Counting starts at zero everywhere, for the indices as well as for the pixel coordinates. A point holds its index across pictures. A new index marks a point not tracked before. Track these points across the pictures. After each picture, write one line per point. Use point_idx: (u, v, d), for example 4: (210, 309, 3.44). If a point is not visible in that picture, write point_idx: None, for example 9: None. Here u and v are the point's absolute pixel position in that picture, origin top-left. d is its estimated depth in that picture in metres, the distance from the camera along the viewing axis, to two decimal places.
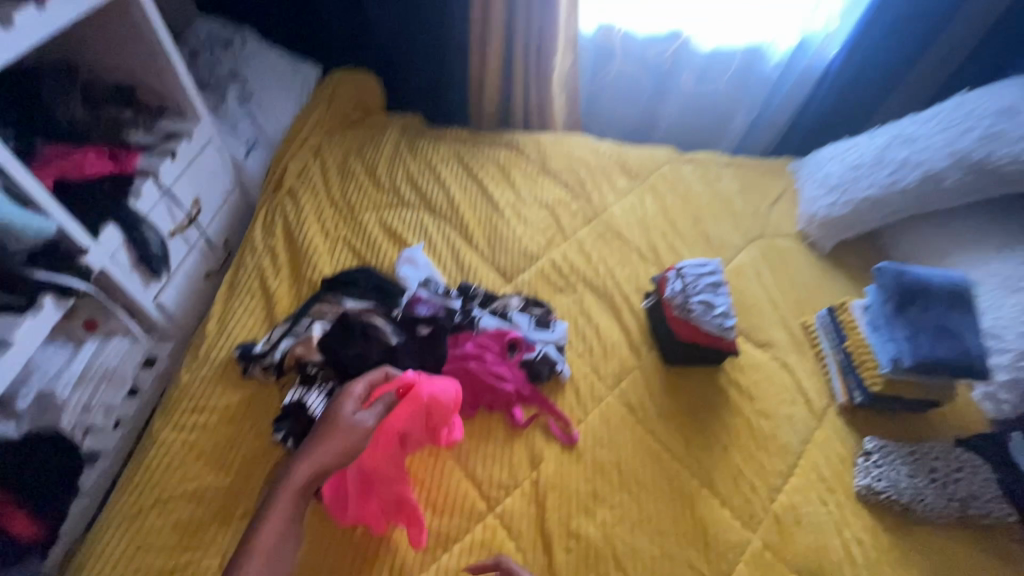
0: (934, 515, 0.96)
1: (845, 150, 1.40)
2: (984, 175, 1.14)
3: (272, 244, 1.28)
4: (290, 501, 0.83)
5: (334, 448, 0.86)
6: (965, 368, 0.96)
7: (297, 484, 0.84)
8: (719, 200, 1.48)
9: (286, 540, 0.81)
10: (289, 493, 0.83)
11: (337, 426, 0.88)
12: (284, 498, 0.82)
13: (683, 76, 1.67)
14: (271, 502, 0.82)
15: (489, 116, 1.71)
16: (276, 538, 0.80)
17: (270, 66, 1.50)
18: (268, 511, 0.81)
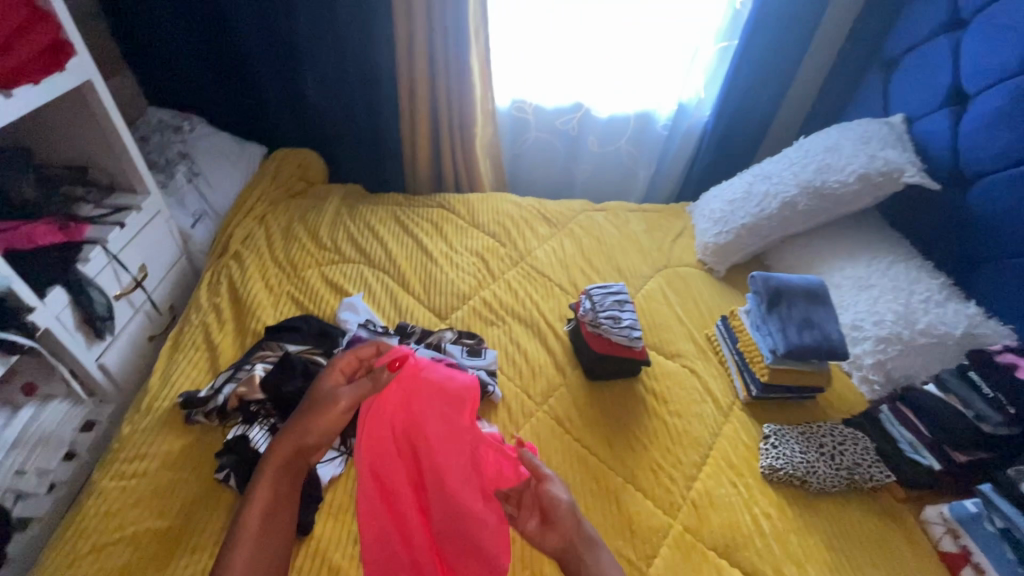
0: (828, 485, 1.07)
1: (723, 190, 1.65)
2: (824, 199, 1.40)
3: (217, 302, 1.37)
4: (278, 476, 0.87)
5: (319, 418, 0.92)
6: (827, 350, 1.14)
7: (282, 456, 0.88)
8: (629, 238, 1.68)
9: (277, 512, 0.84)
10: (272, 465, 0.87)
11: (318, 397, 0.94)
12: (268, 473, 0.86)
13: (589, 139, 1.94)
14: (256, 477, 0.86)
15: (423, 182, 1.91)
16: (263, 514, 0.83)
17: (217, 147, 1.66)
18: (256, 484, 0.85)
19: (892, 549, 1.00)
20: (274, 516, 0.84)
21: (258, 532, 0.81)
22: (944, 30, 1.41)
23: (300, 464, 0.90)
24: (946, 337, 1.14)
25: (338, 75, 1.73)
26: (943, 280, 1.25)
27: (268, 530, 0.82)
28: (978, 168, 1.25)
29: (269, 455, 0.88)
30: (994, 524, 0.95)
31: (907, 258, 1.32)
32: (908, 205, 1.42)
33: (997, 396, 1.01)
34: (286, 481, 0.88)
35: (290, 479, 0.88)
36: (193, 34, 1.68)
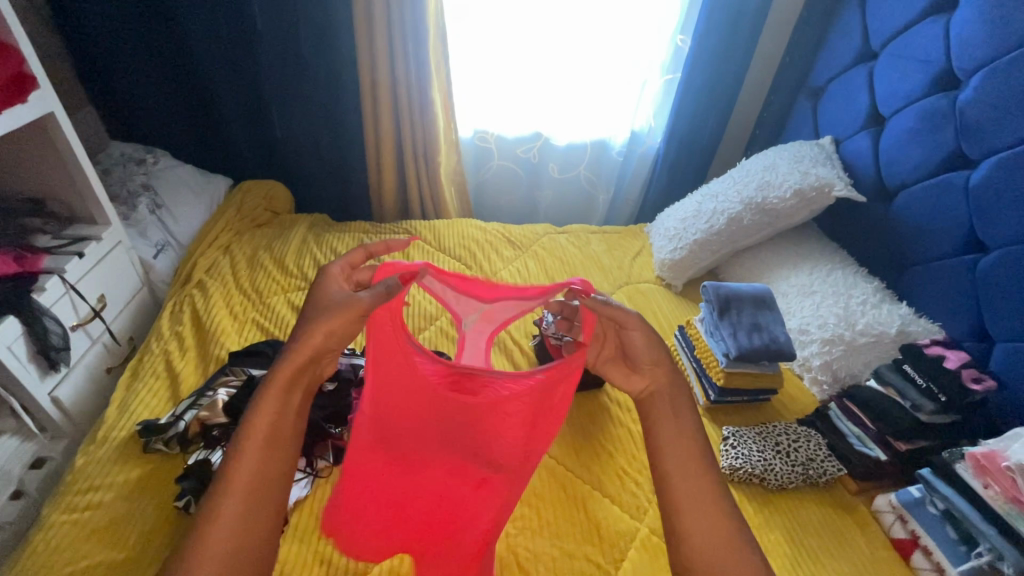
0: (783, 481, 1.11)
1: (676, 209, 1.75)
2: (765, 213, 1.50)
3: (179, 330, 1.35)
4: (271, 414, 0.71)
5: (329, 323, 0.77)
6: (775, 351, 1.21)
7: (280, 392, 0.72)
8: (590, 258, 1.75)
9: (280, 454, 0.70)
10: (267, 412, 0.71)
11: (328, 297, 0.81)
12: (262, 418, 0.70)
13: (549, 166, 2.03)
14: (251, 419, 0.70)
15: (390, 210, 1.95)
16: (257, 479, 0.67)
17: (181, 178, 1.67)
18: (246, 429, 0.69)
19: (847, 539, 1.04)
20: (271, 463, 0.69)
21: (262, 490, 0.67)
22: (859, 61, 1.57)
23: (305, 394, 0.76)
24: (882, 335, 1.22)
25: (303, 109, 1.78)
26: (877, 284, 1.35)
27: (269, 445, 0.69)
28: (898, 181, 1.37)
29: (258, 400, 0.71)
30: (936, 506, 1.01)
31: (844, 266, 1.42)
32: (842, 218, 1.54)
33: (929, 385, 1.08)
34: (290, 419, 0.73)
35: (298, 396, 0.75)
36: (159, 70, 1.72)
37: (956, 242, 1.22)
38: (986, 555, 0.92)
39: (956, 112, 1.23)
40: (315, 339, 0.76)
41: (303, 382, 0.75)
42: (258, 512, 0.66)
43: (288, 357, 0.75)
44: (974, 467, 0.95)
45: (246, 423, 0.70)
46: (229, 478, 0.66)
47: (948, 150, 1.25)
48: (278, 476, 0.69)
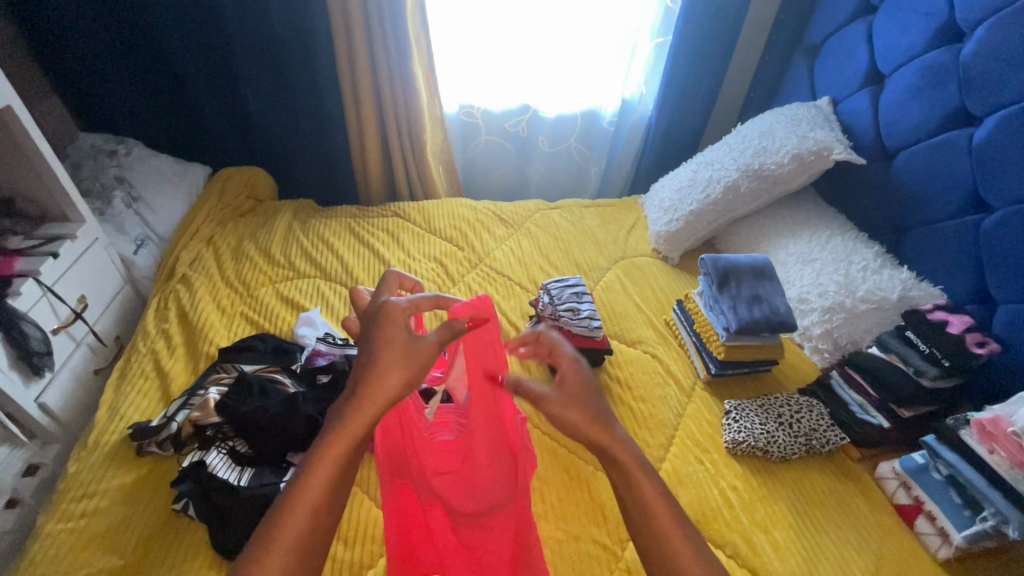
0: (786, 453, 1.11)
1: (671, 180, 1.71)
2: (762, 180, 1.46)
3: (165, 329, 1.31)
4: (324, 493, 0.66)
5: (404, 370, 0.72)
6: (776, 323, 1.18)
7: (329, 474, 0.66)
8: (584, 233, 1.71)
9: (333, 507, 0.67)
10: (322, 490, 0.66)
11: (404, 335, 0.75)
12: (304, 499, 0.65)
13: (539, 139, 1.98)
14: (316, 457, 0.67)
15: (377, 192, 1.90)
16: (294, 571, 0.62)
17: (157, 169, 1.60)
18: (312, 469, 0.66)
19: (851, 508, 1.04)
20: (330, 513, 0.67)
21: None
22: (858, 15, 1.50)
23: (358, 460, 0.70)
24: (884, 301, 1.20)
25: (280, 89, 1.71)
26: (877, 249, 1.33)
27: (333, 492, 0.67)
28: (898, 142, 1.33)
29: (306, 475, 0.66)
30: (941, 472, 1.00)
31: (843, 231, 1.39)
32: (840, 182, 1.50)
33: (931, 351, 1.06)
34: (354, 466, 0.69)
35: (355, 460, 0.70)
36: (125, 54, 1.63)
37: (959, 202, 1.19)
38: (990, 520, 0.91)
39: (959, 66, 1.17)
40: (388, 383, 0.71)
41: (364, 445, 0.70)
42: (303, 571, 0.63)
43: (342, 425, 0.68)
44: (980, 433, 0.94)
45: (289, 502, 0.65)
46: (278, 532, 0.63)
47: (950, 108, 1.20)
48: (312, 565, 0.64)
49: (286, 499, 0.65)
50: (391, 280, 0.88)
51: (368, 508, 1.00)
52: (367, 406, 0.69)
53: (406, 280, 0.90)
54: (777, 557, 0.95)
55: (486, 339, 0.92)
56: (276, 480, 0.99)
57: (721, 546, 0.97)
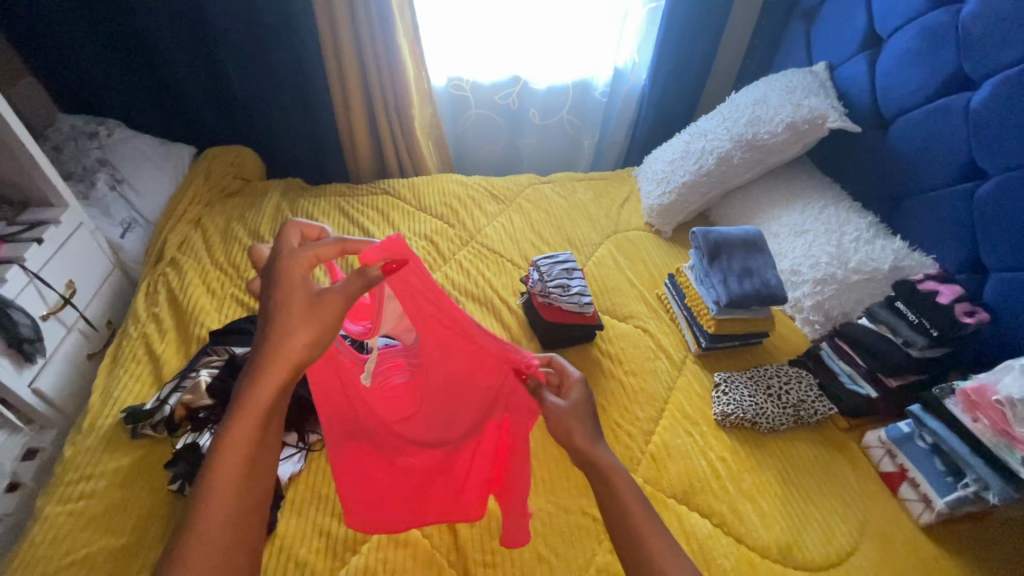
0: (775, 424, 1.12)
1: (663, 151, 1.68)
2: (755, 150, 1.44)
3: (156, 312, 1.31)
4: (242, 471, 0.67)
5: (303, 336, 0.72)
6: (766, 296, 1.18)
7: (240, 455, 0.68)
8: (577, 208, 1.69)
9: (249, 488, 0.68)
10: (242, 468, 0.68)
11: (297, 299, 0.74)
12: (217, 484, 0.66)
13: (530, 112, 1.94)
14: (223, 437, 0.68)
15: (366, 170, 1.87)
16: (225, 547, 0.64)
17: (139, 150, 1.57)
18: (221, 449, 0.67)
19: (837, 476, 1.06)
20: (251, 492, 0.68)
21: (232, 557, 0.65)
22: None
23: (270, 437, 0.71)
24: (876, 272, 1.19)
25: (262, 64, 1.66)
26: (871, 218, 1.32)
27: (248, 474, 0.68)
28: (895, 108, 1.30)
29: (220, 456, 0.67)
30: (925, 440, 1.02)
31: (837, 201, 1.37)
32: (834, 150, 1.48)
33: (920, 321, 1.05)
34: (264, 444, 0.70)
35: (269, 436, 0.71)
36: (100, 30, 1.58)
37: (954, 169, 1.17)
38: (971, 486, 0.93)
39: (959, 27, 1.14)
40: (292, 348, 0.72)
41: (275, 416, 0.71)
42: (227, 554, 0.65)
43: (250, 403, 0.69)
44: (964, 402, 0.94)
45: (208, 484, 0.66)
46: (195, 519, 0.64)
47: (948, 72, 1.17)
48: (246, 535, 0.67)
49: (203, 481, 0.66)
50: (290, 232, 0.79)
51: None
52: (270, 379, 0.70)
53: (309, 228, 0.81)
54: (762, 525, 0.97)
55: (416, 277, 0.82)
56: None
57: (708, 516, 0.99)
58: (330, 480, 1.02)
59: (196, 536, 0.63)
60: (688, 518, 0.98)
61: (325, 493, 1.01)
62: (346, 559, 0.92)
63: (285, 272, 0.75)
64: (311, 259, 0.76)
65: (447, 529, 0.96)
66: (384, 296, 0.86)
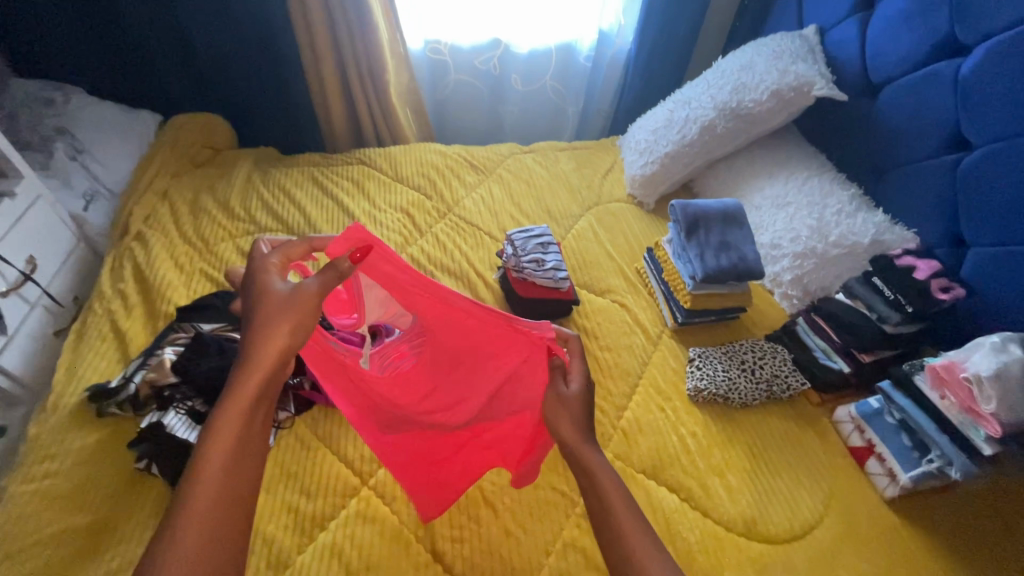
0: (748, 399, 1.12)
1: (647, 120, 1.63)
2: (740, 119, 1.39)
3: (122, 288, 1.28)
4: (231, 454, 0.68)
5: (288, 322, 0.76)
6: (743, 272, 1.15)
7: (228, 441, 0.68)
8: (558, 179, 1.65)
9: (240, 476, 0.68)
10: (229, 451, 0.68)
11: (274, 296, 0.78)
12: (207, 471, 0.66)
13: (512, 78, 1.87)
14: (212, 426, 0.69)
15: (342, 139, 1.81)
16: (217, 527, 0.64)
17: (99, 118, 1.50)
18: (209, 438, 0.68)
19: (806, 450, 1.07)
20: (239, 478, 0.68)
21: (225, 537, 0.64)
22: None
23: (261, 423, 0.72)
24: (856, 246, 1.18)
25: (227, 26, 1.58)
26: (854, 190, 1.29)
27: (237, 461, 0.68)
28: (884, 75, 1.25)
29: (209, 441, 0.68)
30: (894, 416, 1.02)
31: (821, 172, 1.34)
32: (821, 119, 1.43)
33: (896, 297, 1.04)
34: (254, 432, 0.71)
35: (257, 423, 0.72)
36: None
37: (940, 139, 1.13)
38: (936, 461, 0.94)
39: None
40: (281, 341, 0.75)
41: (263, 403, 0.73)
42: (218, 542, 0.63)
43: (237, 391, 0.71)
44: (933, 378, 0.95)
45: (198, 471, 0.66)
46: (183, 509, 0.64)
47: (940, 36, 1.12)
48: (237, 524, 0.66)
49: (192, 466, 0.66)
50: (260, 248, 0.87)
51: (330, 461, 1.02)
52: (257, 367, 0.73)
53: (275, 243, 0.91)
54: (729, 500, 0.98)
55: (386, 262, 0.88)
56: None
57: (676, 491, 0.99)
58: (298, 457, 1.02)
59: (188, 525, 0.63)
60: (656, 493, 0.99)
61: (293, 470, 1.00)
62: (314, 535, 0.92)
63: (258, 278, 0.81)
64: (282, 261, 0.85)
65: (415, 505, 0.97)
66: (360, 282, 0.93)
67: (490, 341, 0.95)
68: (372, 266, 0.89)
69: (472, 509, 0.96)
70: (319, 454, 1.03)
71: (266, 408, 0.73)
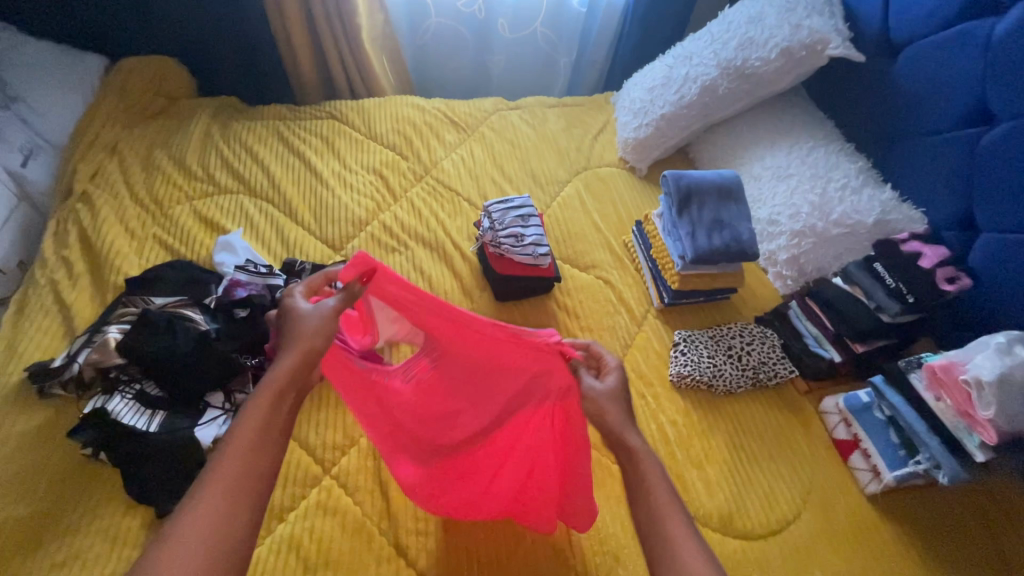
0: (732, 386, 1.07)
1: (644, 76, 1.49)
2: (744, 80, 1.27)
3: (66, 255, 1.18)
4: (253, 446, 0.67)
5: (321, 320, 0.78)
6: (736, 253, 1.06)
7: (257, 420, 0.69)
8: (545, 139, 1.52)
9: (259, 461, 0.67)
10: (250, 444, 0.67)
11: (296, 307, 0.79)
12: (231, 449, 0.66)
13: (499, 23, 1.70)
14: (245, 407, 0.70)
15: (312, 88, 1.66)
16: (228, 512, 0.62)
17: (34, 61, 1.33)
18: (240, 418, 0.69)
19: (789, 441, 1.03)
20: (260, 460, 0.67)
21: (236, 521, 0.62)
22: None
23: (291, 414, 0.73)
24: (858, 226, 1.10)
25: None
26: (862, 163, 1.18)
27: (263, 439, 0.68)
28: (907, 33, 1.12)
29: (238, 423, 0.69)
30: (883, 412, 0.98)
31: (828, 141, 1.23)
32: (833, 80, 1.30)
33: (898, 286, 0.97)
34: (282, 416, 0.71)
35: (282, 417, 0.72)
36: None
37: (960, 111, 1.03)
38: (923, 463, 0.91)
39: None
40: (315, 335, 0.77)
41: (291, 393, 0.74)
42: (231, 522, 0.62)
43: (271, 378, 0.73)
44: (929, 378, 0.89)
45: (222, 451, 0.67)
46: (204, 485, 0.63)
47: None
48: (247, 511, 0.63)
49: (219, 444, 0.67)
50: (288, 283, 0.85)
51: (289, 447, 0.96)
52: (291, 354, 0.75)
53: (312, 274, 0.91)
54: (706, 494, 0.95)
55: (392, 285, 0.83)
56: (189, 425, 0.95)
57: None
58: None
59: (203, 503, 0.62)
60: None
61: None
62: (271, 527, 0.88)
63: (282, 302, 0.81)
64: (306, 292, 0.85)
65: (379, 495, 0.92)
66: (370, 303, 0.87)
67: (507, 357, 0.85)
68: (380, 289, 0.84)
69: None
70: None
71: (290, 403, 0.73)
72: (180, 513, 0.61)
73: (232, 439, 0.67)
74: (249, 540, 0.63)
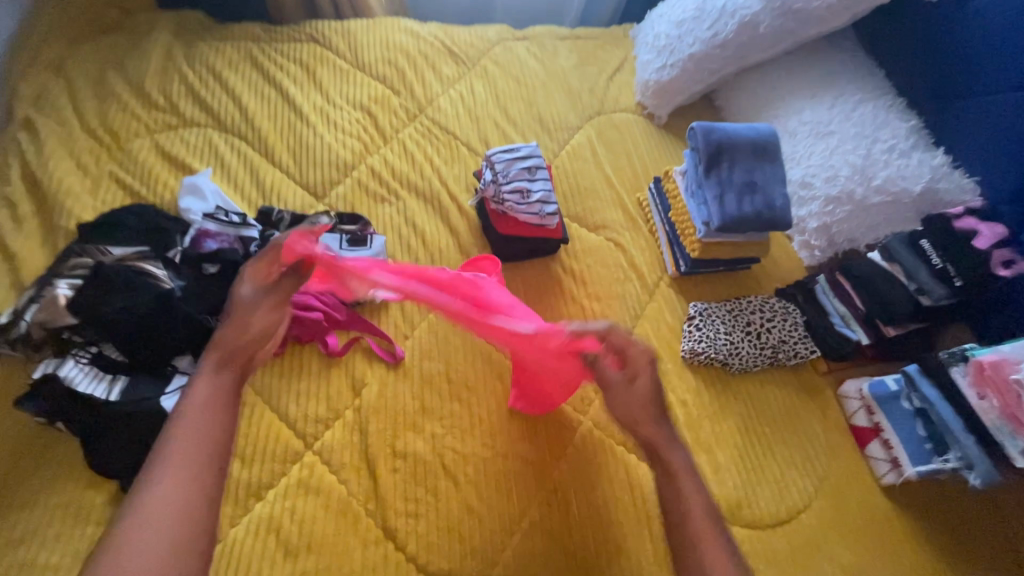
0: (749, 365, 1.00)
1: (671, 7, 1.30)
2: (791, 18, 1.11)
3: (9, 194, 1.03)
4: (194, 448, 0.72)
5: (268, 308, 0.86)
6: (768, 221, 0.95)
7: (182, 437, 0.73)
8: (555, 77, 1.35)
9: (202, 457, 0.72)
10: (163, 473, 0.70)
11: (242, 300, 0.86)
12: (177, 447, 0.72)
13: None
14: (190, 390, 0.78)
15: (290, 4, 1.44)
16: (180, 516, 0.67)
17: None
18: (167, 435, 0.73)
19: (803, 426, 0.97)
20: (195, 490, 0.70)
21: (186, 521, 0.67)
22: None
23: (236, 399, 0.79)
24: (902, 195, 1.00)
25: None
26: (914, 121, 1.06)
27: (201, 433, 0.74)
28: None
29: (172, 429, 0.74)
30: (911, 403, 0.92)
31: (877, 94, 1.09)
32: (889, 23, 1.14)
33: (944, 265, 0.91)
34: (223, 415, 0.77)
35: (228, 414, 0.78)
36: None
37: None
38: (952, 462, 0.85)
39: None
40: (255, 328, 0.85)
41: (220, 402, 0.77)
42: (174, 524, 0.67)
43: (196, 387, 0.78)
44: (974, 375, 0.84)
45: (157, 459, 0.71)
46: (140, 493, 0.68)
47: None
48: (203, 504, 0.69)
49: (151, 458, 0.71)
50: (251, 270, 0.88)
51: (268, 419, 0.88)
52: (210, 357, 0.81)
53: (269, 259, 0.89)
54: (716, 480, 0.90)
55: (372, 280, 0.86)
56: (155, 394, 0.86)
57: None
58: None
59: (133, 525, 0.66)
60: (636, 470, 0.90)
61: None
62: (249, 506, 0.81)
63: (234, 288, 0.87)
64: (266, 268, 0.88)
65: (367, 474, 0.86)
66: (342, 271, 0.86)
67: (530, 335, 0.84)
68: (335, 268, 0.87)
69: (431, 482, 0.86)
70: (253, 410, 0.88)
71: (232, 388, 0.80)
72: (110, 540, 0.65)
73: (162, 449, 0.72)
74: (206, 544, 0.68)
